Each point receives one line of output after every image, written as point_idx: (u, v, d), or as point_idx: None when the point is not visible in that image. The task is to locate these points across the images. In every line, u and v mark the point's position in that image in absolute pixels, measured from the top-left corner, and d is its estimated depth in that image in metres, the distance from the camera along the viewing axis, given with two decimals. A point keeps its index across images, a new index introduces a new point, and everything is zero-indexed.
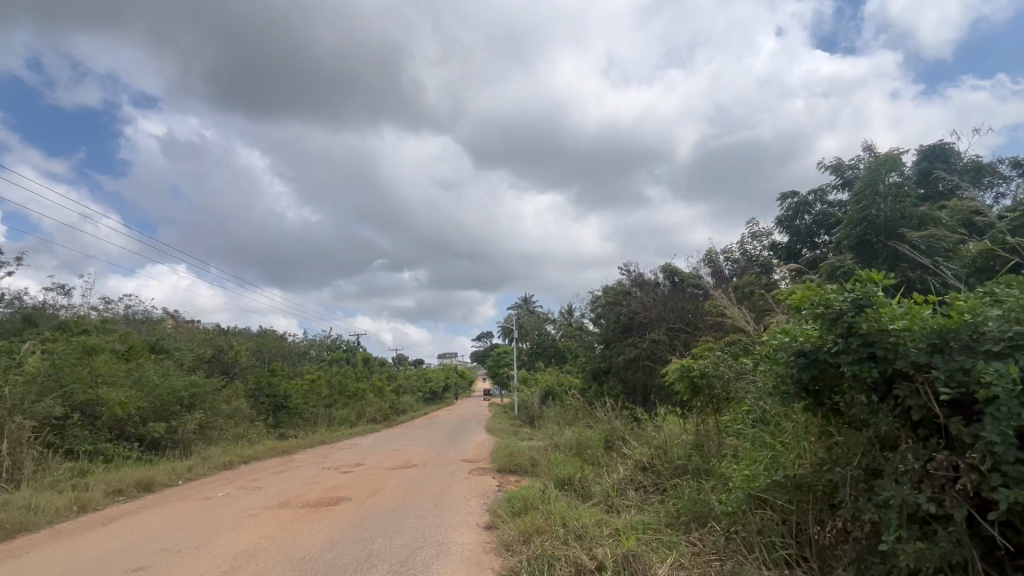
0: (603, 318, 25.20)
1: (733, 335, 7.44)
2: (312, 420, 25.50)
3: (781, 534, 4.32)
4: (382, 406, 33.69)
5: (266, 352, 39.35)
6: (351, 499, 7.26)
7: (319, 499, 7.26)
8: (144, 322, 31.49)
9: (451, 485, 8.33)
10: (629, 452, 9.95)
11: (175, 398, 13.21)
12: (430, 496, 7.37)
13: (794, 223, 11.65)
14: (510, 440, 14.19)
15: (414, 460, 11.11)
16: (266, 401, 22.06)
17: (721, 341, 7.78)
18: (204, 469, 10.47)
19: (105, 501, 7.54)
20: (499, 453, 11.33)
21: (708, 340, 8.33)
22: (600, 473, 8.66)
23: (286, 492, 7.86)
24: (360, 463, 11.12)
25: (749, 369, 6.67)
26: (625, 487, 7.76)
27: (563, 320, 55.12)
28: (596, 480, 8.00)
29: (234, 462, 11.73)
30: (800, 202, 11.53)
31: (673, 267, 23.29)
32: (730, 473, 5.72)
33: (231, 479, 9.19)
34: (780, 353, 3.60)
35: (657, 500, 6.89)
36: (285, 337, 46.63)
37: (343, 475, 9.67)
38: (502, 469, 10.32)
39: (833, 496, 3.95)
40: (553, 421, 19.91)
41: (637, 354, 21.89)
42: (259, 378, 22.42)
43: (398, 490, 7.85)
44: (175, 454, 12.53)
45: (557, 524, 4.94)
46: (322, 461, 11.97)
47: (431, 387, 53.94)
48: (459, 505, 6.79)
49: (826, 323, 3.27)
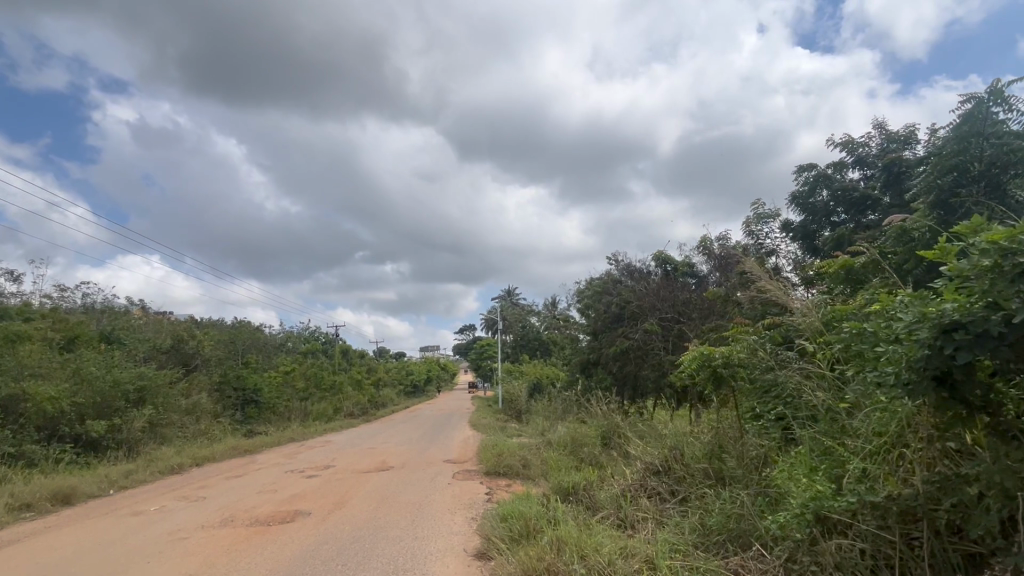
0: (592, 309, 24.20)
1: (777, 317, 6.22)
2: (285, 415, 24.06)
3: (870, 571, 3.28)
4: (361, 400, 32.25)
5: (239, 344, 37.56)
6: (311, 513, 6.02)
7: (271, 514, 6.00)
8: (103, 312, 29.40)
9: (432, 493, 7.16)
10: (635, 452, 8.86)
11: (121, 393, 11.73)
12: (408, 510, 6.18)
13: (812, 199, 10.65)
14: (497, 437, 13.04)
15: (390, 461, 9.92)
16: (233, 395, 20.52)
17: (760, 326, 6.60)
18: (146, 474, 9.10)
19: (8, 520, 6.16)
20: (487, 452, 10.18)
21: (744, 323, 7.16)
22: (604, 478, 7.55)
23: (233, 504, 6.57)
24: (330, 465, 9.89)
25: (797, 356, 5.54)
26: (636, 494, 6.65)
27: (548, 312, 54.08)
28: (601, 487, 6.89)
29: (186, 464, 10.37)
30: (820, 175, 10.55)
31: (666, 255, 22.28)
32: (778, 484, 4.69)
33: (172, 488, 7.84)
34: (913, 326, 2.51)
35: (678, 512, 5.82)
36: (260, 329, 44.76)
37: (308, 480, 8.40)
38: (491, 471, 9.18)
39: (958, 524, 2.92)
40: (541, 416, 18.84)
41: (629, 345, 20.90)
42: (226, 371, 20.87)
43: (369, 501, 6.66)
44: (119, 456, 11.10)
45: (574, 560, 3.82)
46: (288, 462, 10.72)
47: (413, 380, 52.65)
48: (441, 523, 5.63)
49: (1008, 281, 2.20)
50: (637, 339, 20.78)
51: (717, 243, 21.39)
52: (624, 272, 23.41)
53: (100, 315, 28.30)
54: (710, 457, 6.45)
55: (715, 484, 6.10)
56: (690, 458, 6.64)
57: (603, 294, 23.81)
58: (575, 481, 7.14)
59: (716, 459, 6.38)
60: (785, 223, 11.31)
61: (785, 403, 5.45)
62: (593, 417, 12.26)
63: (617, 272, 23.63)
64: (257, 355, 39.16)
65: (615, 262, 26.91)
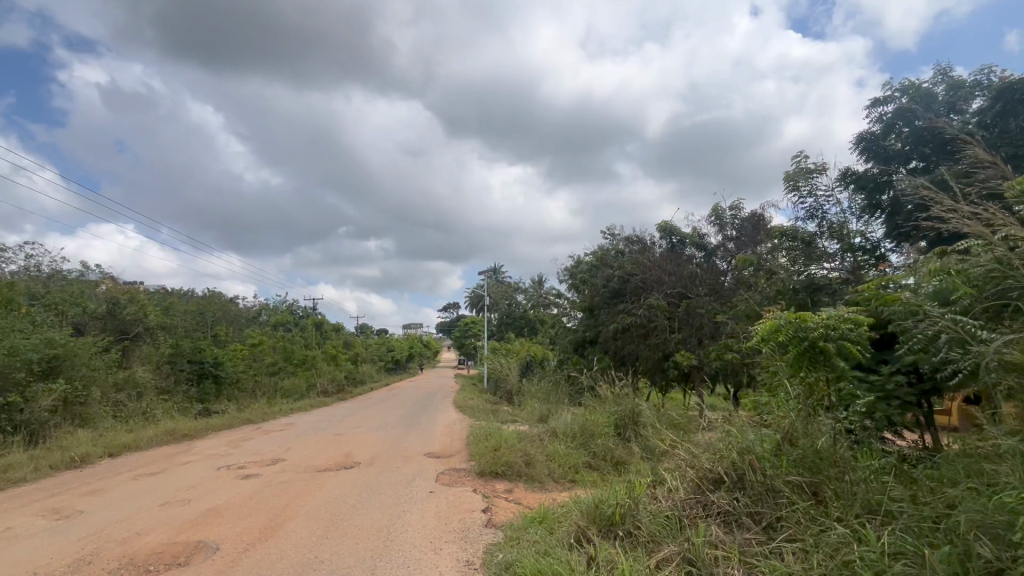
0: (590, 282, 22.33)
1: (944, 260, 4.29)
2: (250, 392, 21.88)
3: None
4: (337, 376, 30.21)
5: (207, 315, 35.01)
6: (220, 548, 3.96)
7: (162, 549, 3.96)
8: (47, 275, 26.46)
9: (410, 510, 5.12)
10: (673, 453, 7.02)
11: (21, 364, 9.41)
12: (372, 541, 4.18)
13: (885, 142, 8.83)
14: (488, 422, 11.13)
15: (357, 455, 7.87)
16: (187, 369, 18.23)
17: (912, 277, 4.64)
18: (29, 469, 6.91)
19: None
20: (476, 444, 8.21)
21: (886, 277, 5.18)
22: (643, 490, 5.60)
23: (111, 530, 4.46)
24: (280, 459, 7.77)
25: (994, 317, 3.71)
26: (694, 517, 4.66)
27: (534, 290, 52.28)
28: (645, 503, 4.91)
29: (97, 454, 8.18)
30: (899, 110, 8.71)
31: (672, 225, 20.37)
32: (1005, 535, 3.00)
33: (44, 496, 5.65)
34: None
35: (772, 554, 3.93)
36: (230, 300, 42.08)
37: (243, 482, 6.31)
38: (484, 472, 7.19)
39: None
40: (534, 397, 17.04)
41: (631, 323, 19.12)
42: (180, 341, 18.55)
43: (321, 520, 4.68)
44: (14, 443, 8.84)
45: None
46: (230, 452, 8.56)
47: (394, 357, 50.73)
48: (420, 569, 3.65)
49: None
50: (640, 315, 19.00)
51: (729, 213, 19.57)
52: (625, 244, 21.48)
53: (44, 279, 25.41)
54: (798, 462, 4.68)
55: (815, 508, 4.34)
56: (766, 463, 4.76)
57: (601, 268, 21.94)
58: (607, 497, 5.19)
59: (811, 472, 4.57)
60: (845, 172, 9.33)
61: (990, 395, 3.74)
62: (603, 402, 10.42)
63: (618, 244, 21.74)
64: (227, 327, 36.65)
65: (609, 235, 25.02)
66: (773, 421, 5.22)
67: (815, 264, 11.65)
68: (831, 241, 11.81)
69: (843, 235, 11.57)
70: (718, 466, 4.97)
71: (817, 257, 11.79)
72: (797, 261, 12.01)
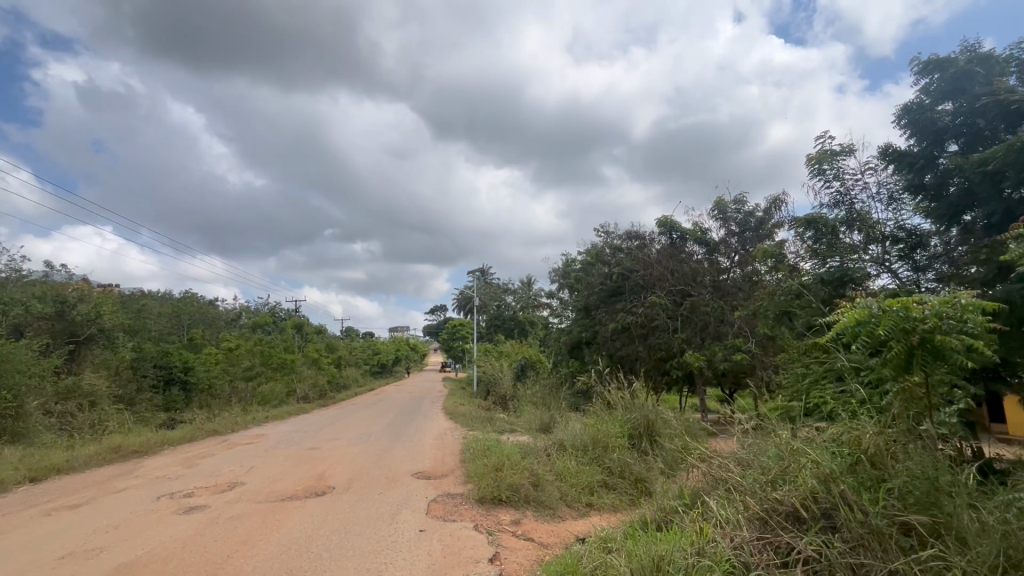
0: (586, 280, 21.25)
1: None
2: (223, 399, 20.35)
3: None
4: (318, 381, 28.76)
5: (181, 318, 33.27)
6: None
7: None
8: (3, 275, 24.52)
9: (395, 561, 3.91)
10: (713, 471, 5.89)
11: None
12: None
13: (933, 112, 7.85)
14: (484, 433, 9.92)
15: (332, 476, 6.59)
16: (151, 375, 16.70)
17: None
18: None
19: None
20: (475, 461, 6.99)
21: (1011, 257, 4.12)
22: (699, 526, 4.45)
23: None
24: (238, 482, 6.45)
25: None
26: (773, 566, 3.59)
27: (524, 291, 51.30)
28: (715, 549, 3.83)
29: (13, 480, 6.72)
30: (956, 75, 7.69)
31: (672, 220, 19.38)
32: None
33: None
34: None
35: None
36: (207, 302, 40.28)
37: (182, 519, 5.00)
38: (485, 498, 5.97)
39: None
40: (530, 402, 15.87)
41: (631, 322, 17.95)
42: (144, 345, 16.95)
43: None
44: None
45: None
46: (180, 474, 7.18)
47: (379, 361, 49.29)
48: None
49: None
50: (640, 314, 17.90)
51: (733, 207, 18.75)
52: (622, 240, 20.44)
53: None
54: (898, 495, 3.66)
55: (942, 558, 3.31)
56: (857, 494, 3.71)
57: (596, 265, 20.87)
58: (660, 544, 4.06)
59: (918, 506, 3.58)
60: (886, 147, 8.41)
61: None
62: (611, 408, 9.31)
63: (615, 239, 20.66)
64: (204, 330, 34.98)
65: (603, 232, 24.01)
66: (846, 439, 4.25)
67: (838, 256, 10.49)
68: (854, 233, 10.63)
69: (869, 226, 10.52)
70: (789, 496, 3.93)
71: (839, 250, 10.55)
72: (817, 253, 10.85)
